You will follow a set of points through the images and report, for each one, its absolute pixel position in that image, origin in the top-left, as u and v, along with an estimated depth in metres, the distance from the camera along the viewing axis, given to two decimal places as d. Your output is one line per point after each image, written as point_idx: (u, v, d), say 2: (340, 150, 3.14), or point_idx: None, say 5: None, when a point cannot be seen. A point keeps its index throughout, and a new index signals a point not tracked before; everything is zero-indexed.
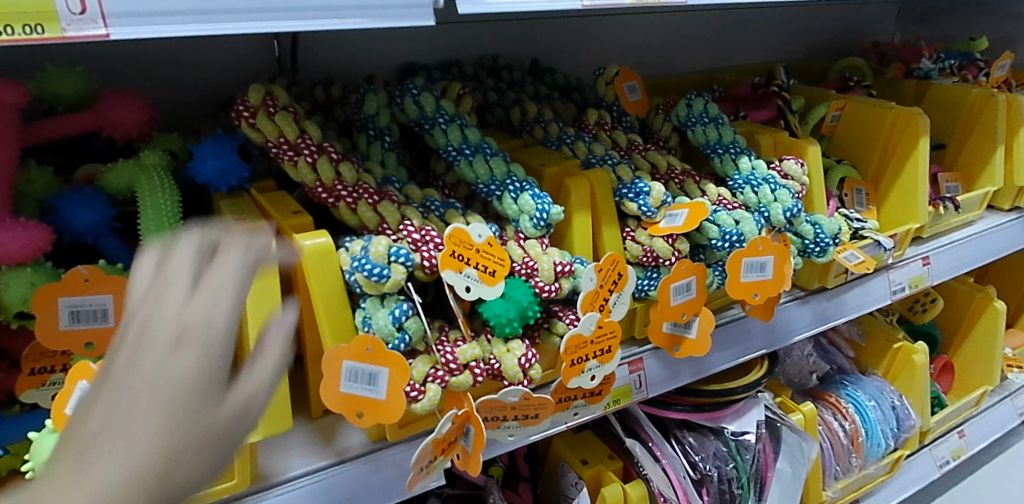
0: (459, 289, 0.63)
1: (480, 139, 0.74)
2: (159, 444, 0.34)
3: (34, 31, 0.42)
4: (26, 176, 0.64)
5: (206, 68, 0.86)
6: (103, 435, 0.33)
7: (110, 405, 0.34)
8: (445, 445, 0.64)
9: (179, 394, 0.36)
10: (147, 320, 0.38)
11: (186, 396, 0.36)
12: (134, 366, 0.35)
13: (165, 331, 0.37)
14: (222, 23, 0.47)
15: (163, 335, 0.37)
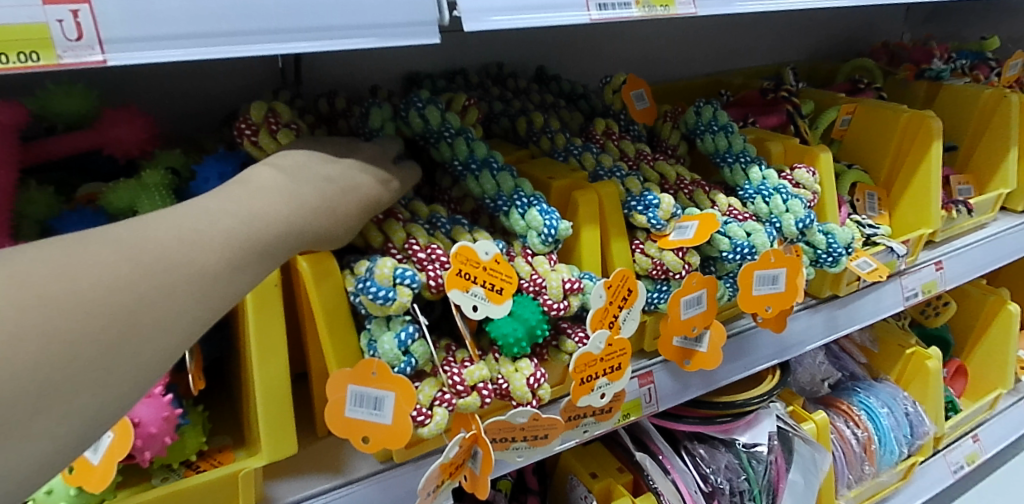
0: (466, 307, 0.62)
1: (486, 152, 0.73)
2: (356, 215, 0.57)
3: (29, 59, 0.41)
4: (27, 197, 0.64)
5: (206, 81, 0.85)
6: (342, 187, 0.57)
7: (339, 174, 0.58)
8: (453, 468, 0.63)
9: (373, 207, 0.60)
10: (368, 159, 0.63)
11: (366, 209, 0.59)
12: (361, 173, 0.60)
13: (376, 168, 0.62)
14: (222, 45, 0.46)
15: (378, 175, 0.62)
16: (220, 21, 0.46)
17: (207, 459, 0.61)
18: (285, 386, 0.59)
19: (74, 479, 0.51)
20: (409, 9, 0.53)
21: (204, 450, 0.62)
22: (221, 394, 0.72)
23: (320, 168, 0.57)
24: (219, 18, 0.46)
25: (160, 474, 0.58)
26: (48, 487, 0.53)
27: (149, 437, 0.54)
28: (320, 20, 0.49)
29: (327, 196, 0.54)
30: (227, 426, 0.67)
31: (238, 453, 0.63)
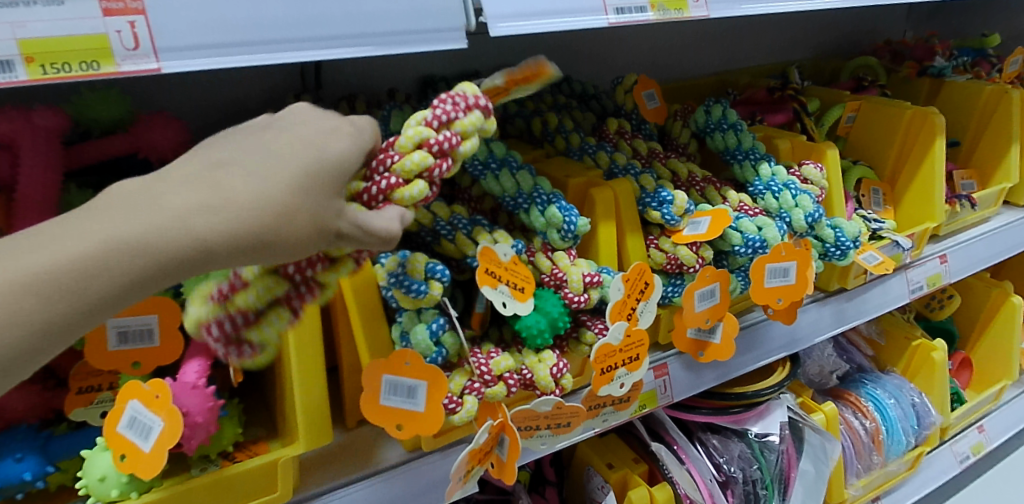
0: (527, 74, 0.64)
1: (504, 152, 0.75)
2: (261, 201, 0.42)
3: (90, 67, 0.43)
4: (68, 200, 0.66)
5: (231, 87, 0.88)
6: (235, 171, 0.43)
7: (244, 151, 0.44)
8: (482, 454, 0.65)
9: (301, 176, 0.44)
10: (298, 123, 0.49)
11: (288, 180, 0.44)
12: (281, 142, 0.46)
13: (303, 131, 0.47)
14: (265, 53, 0.49)
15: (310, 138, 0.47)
16: (263, 28, 0.48)
17: (243, 450, 0.63)
18: (321, 376, 0.62)
19: (126, 466, 0.54)
20: (435, 16, 0.55)
21: (239, 441, 0.64)
22: (253, 389, 0.75)
23: (214, 157, 0.44)
24: (262, 26, 0.48)
25: (198, 465, 0.60)
26: (101, 473, 0.55)
27: (196, 426, 0.56)
28: (356, 28, 0.52)
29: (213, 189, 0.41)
30: (261, 419, 0.70)
31: (272, 444, 0.65)
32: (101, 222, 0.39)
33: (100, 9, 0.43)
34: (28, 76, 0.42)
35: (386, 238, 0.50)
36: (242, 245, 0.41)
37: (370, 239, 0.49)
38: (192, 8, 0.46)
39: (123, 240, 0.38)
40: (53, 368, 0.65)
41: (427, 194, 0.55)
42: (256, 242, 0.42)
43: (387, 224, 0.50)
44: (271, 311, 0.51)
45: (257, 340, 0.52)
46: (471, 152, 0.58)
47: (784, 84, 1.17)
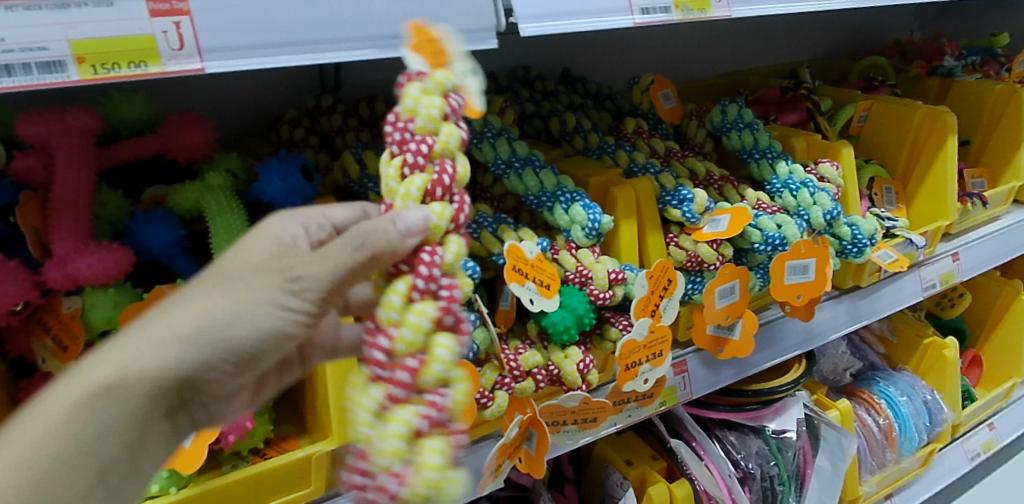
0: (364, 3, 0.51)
1: (527, 152, 0.76)
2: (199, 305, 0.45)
3: (138, 68, 0.44)
4: (100, 199, 0.67)
5: (254, 88, 0.89)
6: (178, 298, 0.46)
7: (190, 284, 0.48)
8: (511, 449, 0.68)
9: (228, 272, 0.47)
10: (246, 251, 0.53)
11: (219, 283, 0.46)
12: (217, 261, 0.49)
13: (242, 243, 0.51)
14: (305, 54, 0.49)
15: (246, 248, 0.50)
16: (304, 29, 0.49)
17: (274, 446, 0.65)
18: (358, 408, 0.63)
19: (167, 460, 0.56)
20: (466, 17, 0.56)
21: (269, 438, 0.65)
22: None
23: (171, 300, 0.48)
24: (302, 27, 0.49)
25: (231, 461, 0.62)
26: None
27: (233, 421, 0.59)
28: (392, 29, 0.52)
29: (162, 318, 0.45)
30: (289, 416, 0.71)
31: (301, 440, 0.67)
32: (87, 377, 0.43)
33: (147, 10, 0.44)
34: (79, 76, 0.42)
35: (356, 246, 0.45)
36: (203, 339, 0.44)
37: (322, 269, 0.46)
38: (236, 9, 0.46)
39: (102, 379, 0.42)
40: None
41: (423, 187, 0.46)
42: (194, 337, 0.44)
43: (353, 240, 0.45)
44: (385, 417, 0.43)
45: (407, 454, 0.43)
46: (431, 116, 0.46)
47: (796, 84, 1.18)
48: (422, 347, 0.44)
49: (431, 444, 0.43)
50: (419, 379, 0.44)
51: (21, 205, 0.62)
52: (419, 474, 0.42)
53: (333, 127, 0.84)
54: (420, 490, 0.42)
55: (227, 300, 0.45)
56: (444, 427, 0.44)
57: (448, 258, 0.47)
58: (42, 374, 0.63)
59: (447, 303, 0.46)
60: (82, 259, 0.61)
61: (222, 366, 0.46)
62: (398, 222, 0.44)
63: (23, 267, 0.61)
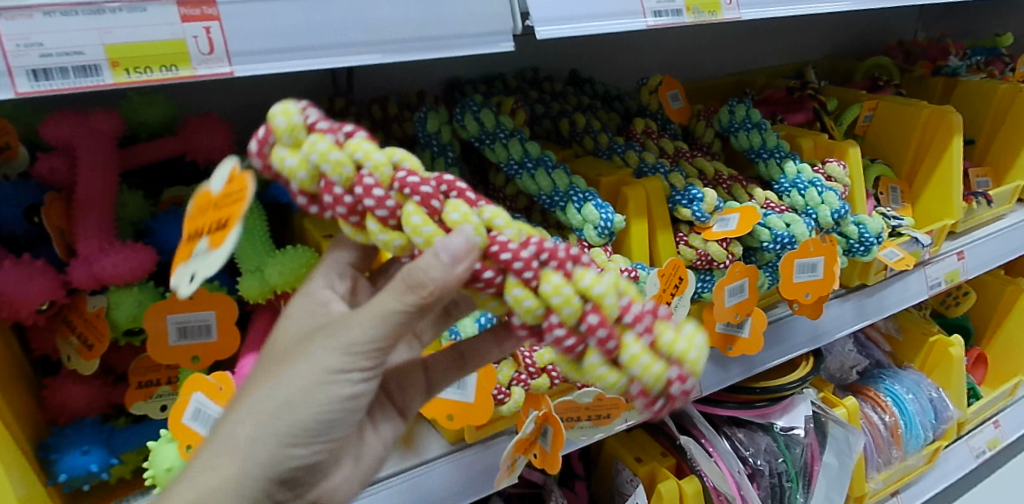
0: (186, 283, 0.42)
1: (539, 152, 0.77)
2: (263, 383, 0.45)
3: (169, 71, 0.45)
4: (121, 200, 0.68)
5: (267, 90, 0.90)
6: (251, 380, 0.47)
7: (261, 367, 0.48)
8: (527, 445, 0.69)
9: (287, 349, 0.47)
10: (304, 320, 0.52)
11: (282, 357, 0.46)
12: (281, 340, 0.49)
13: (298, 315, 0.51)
14: (328, 57, 0.50)
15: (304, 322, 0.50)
16: (329, 33, 0.50)
17: None
18: None
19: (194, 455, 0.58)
20: (482, 19, 0.57)
21: None
22: None
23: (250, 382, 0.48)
24: (325, 30, 0.50)
25: None
26: (168, 464, 0.58)
27: None
28: (413, 32, 0.54)
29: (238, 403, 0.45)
30: None
31: None
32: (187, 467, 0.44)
33: (179, 15, 0.45)
34: (113, 80, 0.44)
35: (407, 292, 0.40)
36: (272, 409, 0.44)
37: (361, 324, 0.43)
38: (263, 14, 0.48)
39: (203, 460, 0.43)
40: (111, 364, 0.68)
41: (420, 213, 0.42)
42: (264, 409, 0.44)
43: (397, 290, 0.40)
44: (619, 367, 0.41)
45: (670, 357, 0.41)
46: (332, 164, 0.42)
47: (803, 84, 1.19)
48: (584, 294, 0.41)
49: (672, 337, 0.42)
50: (606, 313, 0.41)
51: (47, 205, 0.63)
52: (690, 360, 0.41)
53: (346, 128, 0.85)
54: (697, 364, 0.42)
55: (274, 388, 0.44)
56: (658, 314, 0.43)
57: (510, 232, 0.43)
58: (66, 372, 0.65)
59: (551, 254, 0.42)
60: (107, 258, 0.62)
61: (299, 448, 0.45)
62: (435, 268, 0.39)
63: (49, 266, 0.62)
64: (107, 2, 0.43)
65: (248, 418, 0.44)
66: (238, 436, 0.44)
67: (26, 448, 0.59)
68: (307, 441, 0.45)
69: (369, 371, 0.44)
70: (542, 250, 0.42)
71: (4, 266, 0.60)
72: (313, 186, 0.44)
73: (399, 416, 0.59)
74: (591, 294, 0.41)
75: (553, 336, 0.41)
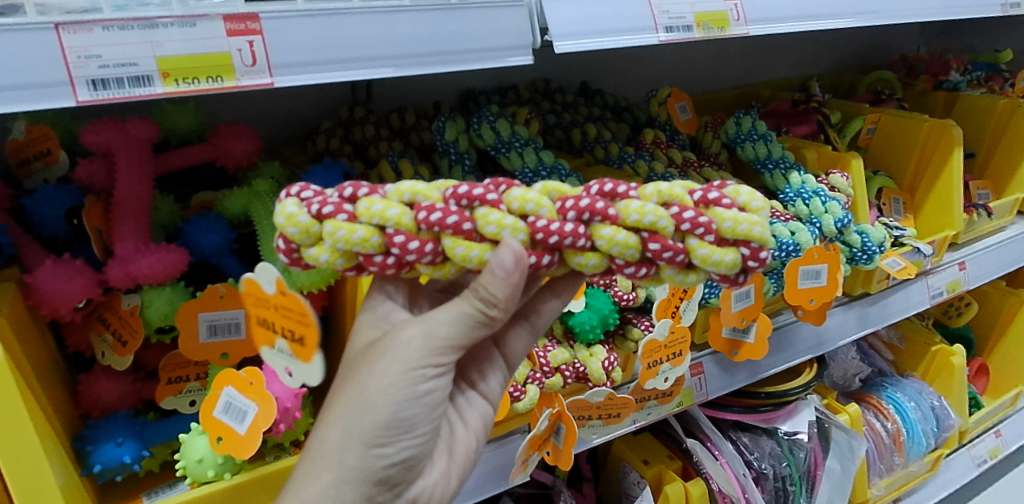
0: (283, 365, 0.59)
1: (553, 161, 0.81)
2: (346, 389, 0.52)
3: (215, 82, 0.49)
4: (154, 204, 0.71)
5: (291, 100, 0.93)
6: (335, 391, 0.54)
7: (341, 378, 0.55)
8: (540, 442, 0.73)
9: (360, 359, 0.54)
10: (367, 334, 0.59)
11: (357, 367, 0.53)
12: (353, 354, 0.56)
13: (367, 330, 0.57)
14: (359, 69, 0.54)
15: (370, 334, 0.57)
16: (361, 46, 0.53)
17: None
18: None
19: (224, 448, 0.62)
20: (504, 34, 0.60)
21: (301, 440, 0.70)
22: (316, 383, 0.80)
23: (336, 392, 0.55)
24: (358, 43, 0.53)
25: (273, 452, 0.67)
26: (200, 456, 0.62)
27: (285, 411, 0.64)
28: (438, 46, 0.57)
29: (329, 413, 0.53)
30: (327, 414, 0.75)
31: None
32: (296, 474, 0.52)
33: (225, 29, 0.49)
34: (163, 89, 0.47)
35: (478, 298, 0.48)
36: (359, 415, 0.51)
37: (433, 327, 0.50)
38: (305, 29, 0.51)
39: (312, 464, 0.51)
40: (142, 361, 0.71)
41: (460, 243, 0.46)
42: (353, 414, 0.51)
43: (468, 296, 0.48)
44: (689, 269, 0.49)
45: (737, 238, 0.48)
46: (364, 244, 0.46)
47: (808, 97, 1.22)
48: (638, 228, 0.47)
49: (733, 223, 0.47)
50: (664, 235, 0.47)
51: (87, 208, 0.65)
52: (749, 224, 0.47)
53: (366, 136, 0.88)
54: (763, 234, 0.48)
55: (358, 394, 0.51)
56: (711, 200, 0.49)
57: (546, 210, 0.47)
58: (100, 368, 0.68)
59: (590, 211, 0.47)
60: (143, 259, 0.64)
61: (385, 447, 0.52)
62: (499, 282, 0.46)
63: (87, 266, 0.65)
64: (161, 17, 0.47)
65: (341, 424, 0.51)
66: (333, 440, 0.51)
67: (64, 439, 0.62)
68: (391, 440, 0.52)
69: (443, 366, 0.51)
70: (578, 215, 0.48)
71: (45, 265, 0.62)
72: (355, 262, 0.48)
73: (487, 404, 0.63)
74: (643, 225, 0.47)
75: (627, 274, 0.48)
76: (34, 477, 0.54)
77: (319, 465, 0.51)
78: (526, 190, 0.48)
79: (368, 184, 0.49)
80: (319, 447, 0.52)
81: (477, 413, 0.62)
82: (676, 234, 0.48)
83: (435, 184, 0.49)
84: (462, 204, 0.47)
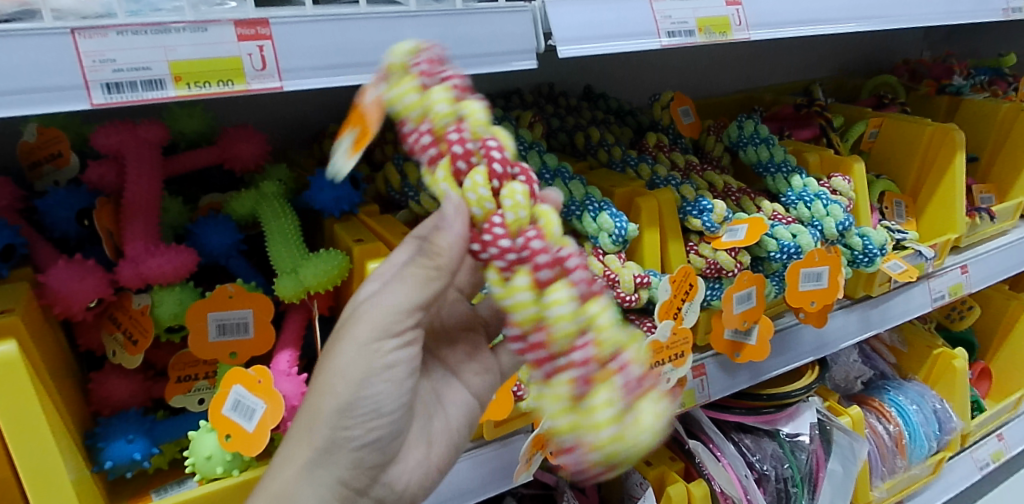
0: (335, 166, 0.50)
1: (557, 164, 0.82)
2: (320, 367, 0.55)
3: (226, 85, 0.50)
4: (163, 205, 0.72)
5: (299, 104, 0.95)
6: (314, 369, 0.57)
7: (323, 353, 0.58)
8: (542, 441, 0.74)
9: (335, 337, 0.56)
10: None
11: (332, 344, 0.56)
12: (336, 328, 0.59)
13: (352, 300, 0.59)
14: (367, 74, 0.55)
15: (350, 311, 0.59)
16: (368, 51, 0.54)
17: None
18: None
19: (232, 445, 0.62)
20: (509, 40, 0.61)
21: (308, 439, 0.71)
22: None
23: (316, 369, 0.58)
24: (367, 48, 0.54)
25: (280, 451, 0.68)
26: (208, 452, 0.63)
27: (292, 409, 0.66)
28: (444, 51, 0.58)
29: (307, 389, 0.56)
30: None
31: None
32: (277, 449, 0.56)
33: (236, 34, 0.50)
34: (175, 92, 0.48)
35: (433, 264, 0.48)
36: (327, 396, 0.53)
37: (394, 303, 0.51)
38: (314, 35, 0.52)
39: (286, 443, 0.55)
40: (152, 360, 0.72)
41: (444, 173, 0.46)
42: (321, 394, 0.54)
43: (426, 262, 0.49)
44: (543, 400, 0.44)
45: (583, 415, 0.42)
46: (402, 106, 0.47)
47: (811, 101, 1.22)
48: (542, 315, 0.43)
49: (605, 409, 0.41)
50: (547, 344, 0.42)
51: (97, 210, 0.66)
52: (608, 411, 0.41)
53: (372, 140, 0.89)
54: (610, 447, 0.41)
55: (326, 372, 0.54)
56: (612, 370, 0.42)
57: (515, 216, 0.45)
58: (111, 367, 0.69)
59: (530, 252, 0.44)
60: (153, 259, 0.65)
61: (351, 429, 0.54)
62: (442, 236, 0.47)
63: (99, 266, 0.66)
64: (173, 22, 0.48)
65: (312, 403, 0.54)
66: (304, 419, 0.54)
67: (76, 436, 0.63)
68: (357, 424, 0.54)
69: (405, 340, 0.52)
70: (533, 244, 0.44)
71: (58, 265, 0.63)
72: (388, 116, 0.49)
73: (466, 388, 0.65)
74: (543, 315, 0.43)
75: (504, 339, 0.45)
76: (47, 474, 0.55)
77: (295, 443, 0.55)
78: (525, 194, 0.45)
79: (469, 89, 0.49)
80: (295, 427, 0.55)
81: (456, 396, 0.65)
82: (553, 361, 0.43)
83: (501, 135, 0.48)
84: (477, 149, 0.46)
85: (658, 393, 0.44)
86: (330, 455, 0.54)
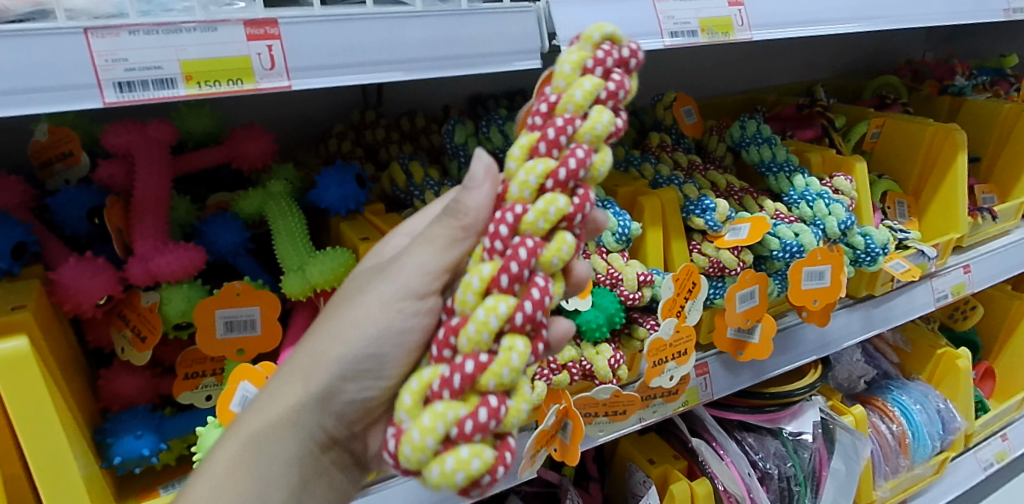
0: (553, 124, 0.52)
1: None
2: (334, 316, 0.58)
3: (235, 84, 0.51)
4: (171, 203, 0.73)
5: (304, 104, 0.96)
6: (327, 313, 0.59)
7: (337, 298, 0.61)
8: (547, 438, 0.74)
9: (355, 292, 0.58)
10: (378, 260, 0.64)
11: (353, 295, 0.58)
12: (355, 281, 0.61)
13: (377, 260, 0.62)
14: (373, 74, 0.55)
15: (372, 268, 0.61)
16: (374, 51, 0.55)
17: None
18: None
19: None
20: (513, 40, 0.62)
21: None
22: None
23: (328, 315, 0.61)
24: (373, 47, 0.55)
25: None
26: None
27: None
28: (449, 51, 0.58)
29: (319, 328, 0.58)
30: None
31: None
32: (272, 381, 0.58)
33: (245, 34, 0.51)
34: (186, 91, 0.49)
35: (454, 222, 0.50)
36: (340, 342, 0.55)
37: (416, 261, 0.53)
38: (320, 34, 0.53)
39: (281, 376, 0.57)
40: (160, 357, 0.73)
41: (525, 144, 0.47)
42: (332, 339, 0.56)
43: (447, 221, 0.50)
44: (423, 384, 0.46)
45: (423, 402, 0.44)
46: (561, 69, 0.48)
47: (812, 101, 1.23)
48: (473, 306, 0.45)
49: (438, 420, 0.43)
50: (460, 333, 0.45)
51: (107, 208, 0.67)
52: (434, 419, 0.43)
53: (377, 140, 0.90)
54: (417, 452, 0.43)
55: (344, 319, 0.56)
56: (477, 398, 0.44)
57: (534, 220, 0.46)
58: (120, 363, 0.69)
59: (511, 249, 0.45)
60: (162, 257, 0.66)
61: (353, 383, 0.56)
62: (469, 196, 0.48)
63: (108, 264, 0.66)
64: (184, 22, 0.49)
65: (322, 343, 0.56)
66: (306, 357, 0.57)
67: (85, 431, 0.63)
68: (360, 379, 0.56)
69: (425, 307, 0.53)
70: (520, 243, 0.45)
71: (69, 262, 0.64)
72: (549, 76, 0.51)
73: None
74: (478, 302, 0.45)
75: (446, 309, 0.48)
76: (58, 467, 0.56)
77: (294, 379, 0.56)
78: (558, 210, 0.46)
79: (614, 109, 0.49)
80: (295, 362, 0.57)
81: None
82: (447, 359, 0.45)
83: (601, 159, 0.48)
84: (568, 147, 0.47)
85: (485, 452, 0.43)
86: (320, 401, 0.56)
